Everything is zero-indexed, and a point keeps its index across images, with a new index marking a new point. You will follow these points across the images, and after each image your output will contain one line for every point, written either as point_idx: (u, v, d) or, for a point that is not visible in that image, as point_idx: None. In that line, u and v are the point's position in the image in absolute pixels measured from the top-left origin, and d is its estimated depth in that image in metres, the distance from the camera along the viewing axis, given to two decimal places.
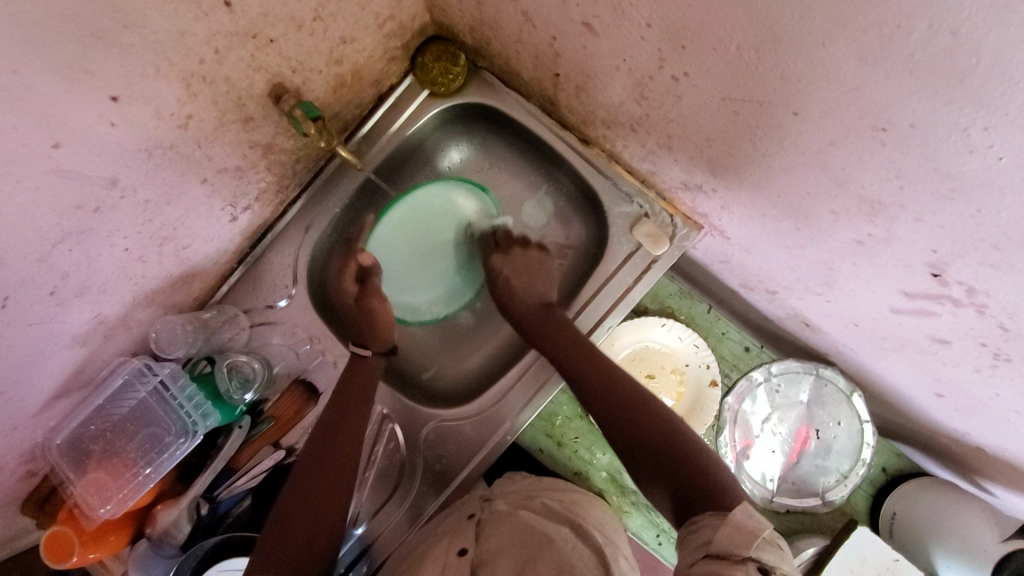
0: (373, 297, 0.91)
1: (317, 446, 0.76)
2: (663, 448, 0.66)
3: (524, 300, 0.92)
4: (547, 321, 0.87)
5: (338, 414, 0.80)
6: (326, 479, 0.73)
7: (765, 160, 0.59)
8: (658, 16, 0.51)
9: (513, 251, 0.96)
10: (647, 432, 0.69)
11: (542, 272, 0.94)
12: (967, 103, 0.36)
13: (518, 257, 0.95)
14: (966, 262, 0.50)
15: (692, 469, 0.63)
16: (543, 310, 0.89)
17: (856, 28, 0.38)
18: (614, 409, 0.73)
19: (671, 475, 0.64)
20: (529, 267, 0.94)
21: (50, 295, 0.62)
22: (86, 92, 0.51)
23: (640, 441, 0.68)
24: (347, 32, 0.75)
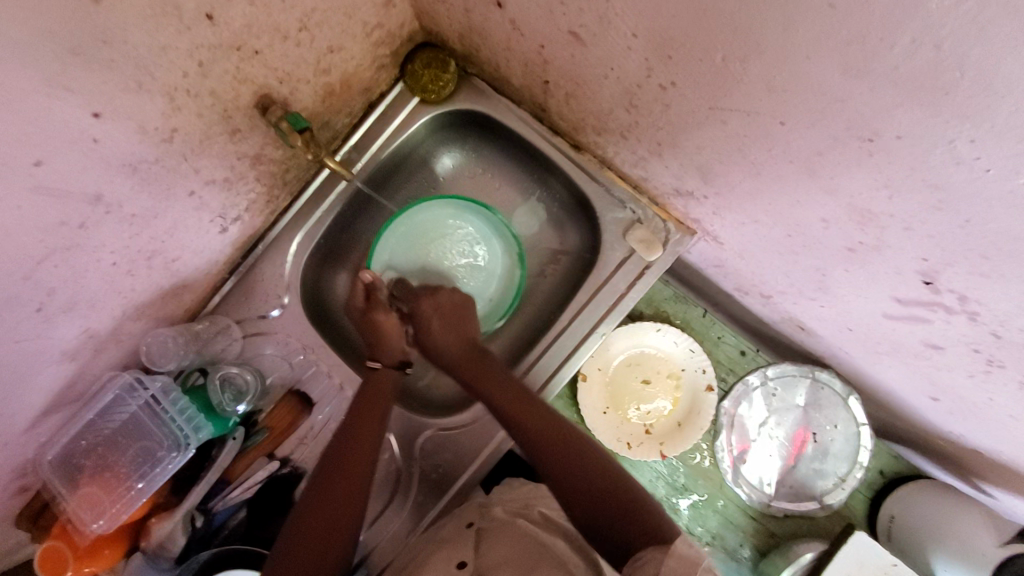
0: (379, 312, 0.87)
1: (330, 452, 0.77)
2: (604, 495, 0.67)
3: (454, 341, 0.87)
4: (479, 365, 0.85)
5: (355, 416, 0.80)
6: (341, 485, 0.73)
7: (755, 169, 0.58)
8: (643, 26, 0.51)
9: (441, 292, 0.90)
10: (592, 481, 0.69)
11: (469, 312, 0.89)
12: (953, 115, 0.36)
13: (444, 299, 0.89)
14: (958, 270, 0.50)
15: (628, 516, 0.64)
16: (474, 353, 0.86)
17: (840, 40, 0.37)
18: (547, 457, 0.73)
19: (601, 523, 0.65)
20: (455, 313, 0.88)
21: (37, 311, 0.62)
22: (67, 109, 0.51)
23: (578, 490, 0.69)
24: (335, 42, 0.74)
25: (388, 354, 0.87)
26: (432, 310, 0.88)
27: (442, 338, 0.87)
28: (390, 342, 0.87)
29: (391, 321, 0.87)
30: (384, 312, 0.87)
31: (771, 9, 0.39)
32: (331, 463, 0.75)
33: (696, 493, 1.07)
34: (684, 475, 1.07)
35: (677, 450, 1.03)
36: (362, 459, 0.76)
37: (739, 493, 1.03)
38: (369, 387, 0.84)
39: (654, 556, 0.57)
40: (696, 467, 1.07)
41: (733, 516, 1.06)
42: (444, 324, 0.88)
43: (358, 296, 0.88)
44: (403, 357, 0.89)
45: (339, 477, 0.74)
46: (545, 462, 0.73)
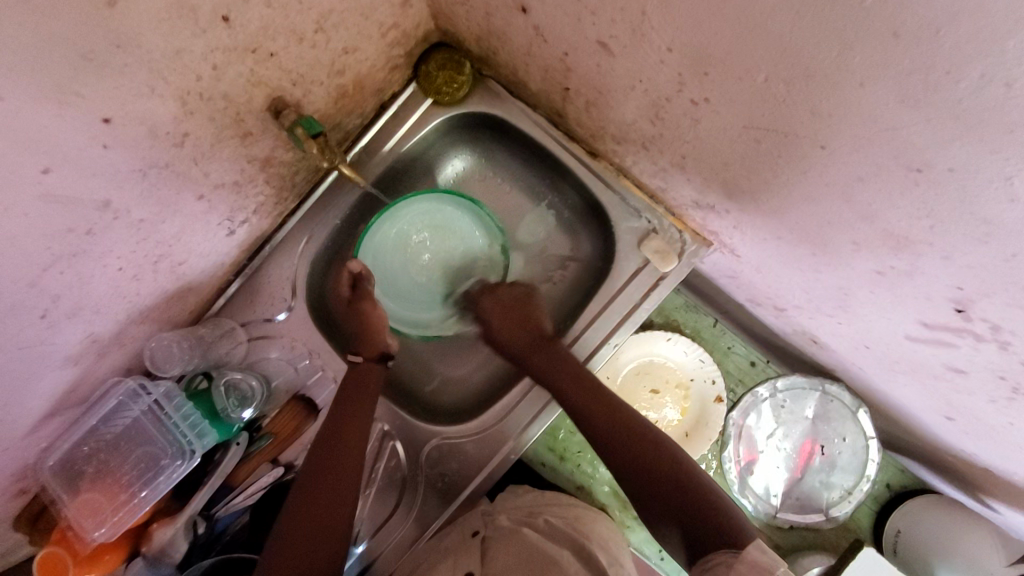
0: (366, 300, 0.85)
1: (310, 472, 0.74)
2: (681, 490, 0.68)
3: (522, 331, 0.88)
4: (547, 354, 0.85)
5: (336, 430, 0.77)
6: (323, 507, 0.71)
7: (785, 189, 0.57)
8: (681, 42, 0.49)
9: (501, 289, 0.91)
10: (656, 472, 0.71)
11: (534, 307, 0.90)
12: (1015, 154, 0.34)
13: (507, 294, 0.90)
14: (994, 302, 0.48)
15: (711, 508, 0.66)
16: (541, 342, 0.86)
17: (899, 71, 0.36)
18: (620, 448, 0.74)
19: (680, 517, 0.67)
20: (520, 310, 0.89)
21: (41, 318, 0.60)
22: (78, 115, 0.48)
23: (651, 487, 0.70)
24: (350, 43, 0.72)
25: (368, 347, 0.84)
26: (499, 305, 0.90)
27: (510, 332, 0.88)
28: (376, 336, 0.84)
29: (376, 312, 0.85)
30: (370, 303, 0.85)
31: (824, 35, 0.38)
32: (313, 482, 0.72)
33: None
34: None
35: (687, 459, 1.04)
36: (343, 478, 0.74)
37: (745, 504, 1.03)
38: (353, 396, 0.81)
39: (722, 557, 0.59)
40: None
41: None
42: (507, 317, 0.89)
43: (345, 286, 0.86)
44: (384, 351, 0.85)
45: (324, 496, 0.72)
46: (620, 456, 0.74)
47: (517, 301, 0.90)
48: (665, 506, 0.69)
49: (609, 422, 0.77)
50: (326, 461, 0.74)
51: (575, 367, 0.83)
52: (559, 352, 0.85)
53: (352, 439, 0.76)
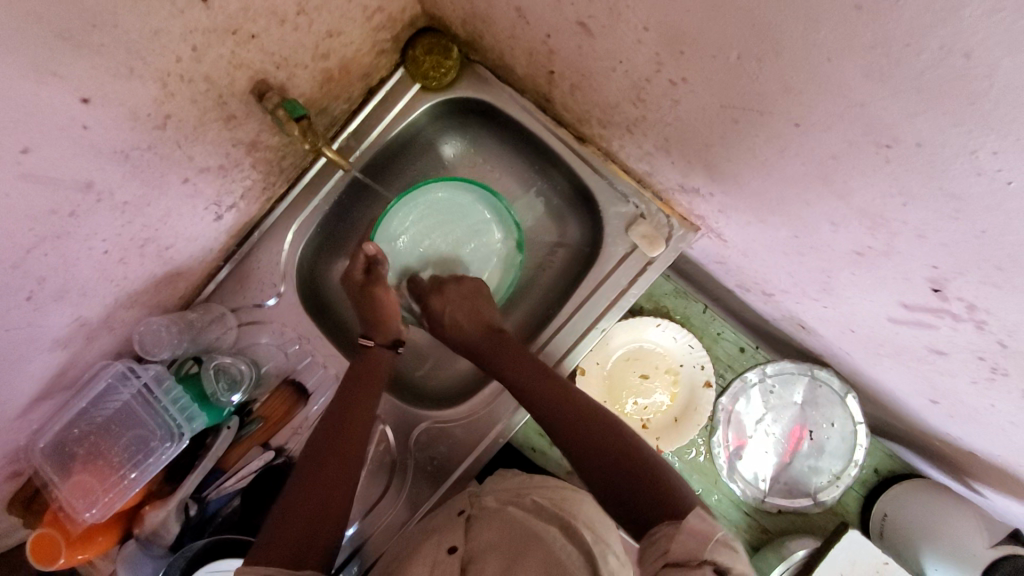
0: (379, 286, 0.88)
1: (320, 438, 0.75)
2: (622, 467, 0.67)
3: (470, 331, 0.88)
4: (498, 346, 0.85)
5: (337, 427, 0.76)
6: (322, 492, 0.68)
7: (764, 169, 0.57)
8: (656, 20, 0.49)
9: (463, 279, 0.92)
10: (601, 447, 0.69)
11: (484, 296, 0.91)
12: (977, 126, 0.35)
13: (455, 293, 0.91)
14: (968, 280, 0.49)
15: (646, 483, 0.64)
16: (490, 333, 0.87)
17: (863, 45, 0.36)
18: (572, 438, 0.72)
19: (618, 492, 0.65)
20: (471, 298, 0.90)
21: (27, 299, 0.60)
22: (56, 95, 0.49)
23: (592, 458, 0.70)
24: (335, 26, 0.72)
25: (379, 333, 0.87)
26: (454, 297, 0.91)
27: (455, 323, 0.89)
28: (389, 322, 0.88)
29: (391, 299, 0.89)
30: (384, 289, 0.88)
31: (792, 9, 0.38)
32: (313, 472, 0.70)
33: (690, 487, 1.07)
34: (680, 471, 1.07)
35: (673, 446, 1.03)
36: (345, 469, 0.72)
37: (734, 489, 1.03)
38: (349, 393, 0.80)
39: (666, 531, 0.57)
40: (692, 462, 1.07)
41: (728, 512, 1.06)
42: (456, 310, 0.90)
43: (359, 268, 0.89)
44: (395, 338, 0.88)
45: (325, 482, 0.69)
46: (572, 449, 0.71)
47: (469, 294, 0.91)
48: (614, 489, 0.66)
49: (564, 406, 0.75)
50: (328, 454, 0.72)
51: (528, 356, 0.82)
52: (510, 346, 0.85)
53: (352, 438, 0.75)
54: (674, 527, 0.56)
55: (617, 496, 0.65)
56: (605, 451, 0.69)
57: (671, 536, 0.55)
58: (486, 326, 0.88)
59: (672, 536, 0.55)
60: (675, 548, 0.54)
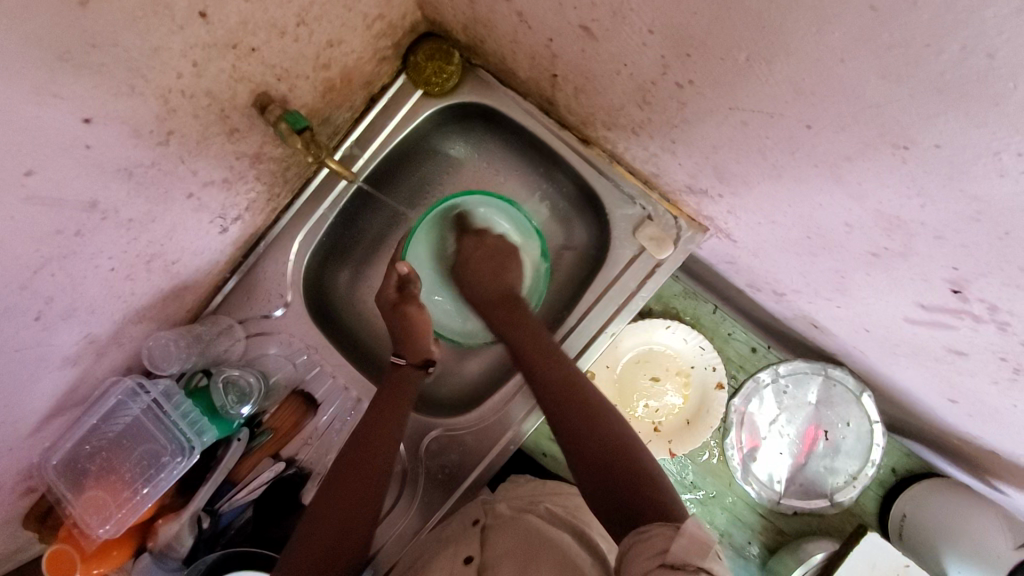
0: (412, 304, 0.87)
1: (344, 459, 0.74)
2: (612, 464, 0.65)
3: (492, 287, 0.87)
4: (511, 312, 0.85)
5: (360, 454, 0.74)
6: (339, 519, 0.69)
7: (774, 171, 0.56)
8: (661, 23, 0.48)
9: (488, 238, 0.91)
10: (601, 442, 0.67)
11: (510, 263, 0.89)
12: (1000, 127, 0.33)
13: (491, 242, 0.90)
14: (989, 281, 0.47)
15: (634, 488, 0.62)
16: (506, 300, 0.86)
17: (878, 46, 0.35)
18: (572, 424, 0.70)
19: (608, 487, 0.63)
20: (498, 263, 0.89)
21: (36, 320, 0.60)
22: (58, 116, 0.48)
23: (583, 443, 0.68)
24: (335, 35, 0.71)
25: (411, 352, 0.86)
26: (478, 253, 0.90)
27: (479, 282, 0.88)
28: (418, 341, 0.86)
29: (422, 316, 0.87)
30: (416, 306, 0.87)
31: (803, 10, 0.37)
32: (333, 501, 0.70)
33: (704, 490, 1.06)
34: (693, 473, 1.06)
35: (685, 449, 1.03)
36: (365, 500, 0.71)
37: (748, 491, 1.02)
38: (377, 417, 0.78)
39: (660, 531, 0.54)
40: (705, 464, 1.06)
41: (743, 514, 1.05)
42: (480, 269, 0.89)
43: (391, 286, 0.88)
44: (427, 356, 0.87)
45: (344, 509, 0.70)
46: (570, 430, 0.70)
47: (496, 258, 0.89)
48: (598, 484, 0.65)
49: (568, 387, 0.74)
50: (345, 478, 0.72)
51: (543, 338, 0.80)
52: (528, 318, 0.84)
53: (374, 467, 0.74)
54: (671, 528, 0.54)
55: (612, 496, 0.62)
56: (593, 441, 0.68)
57: (671, 537, 0.52)
58: (506, 292, 0.87)
59: (670, 537, 0.52)
60: (674, 548, 0.51)
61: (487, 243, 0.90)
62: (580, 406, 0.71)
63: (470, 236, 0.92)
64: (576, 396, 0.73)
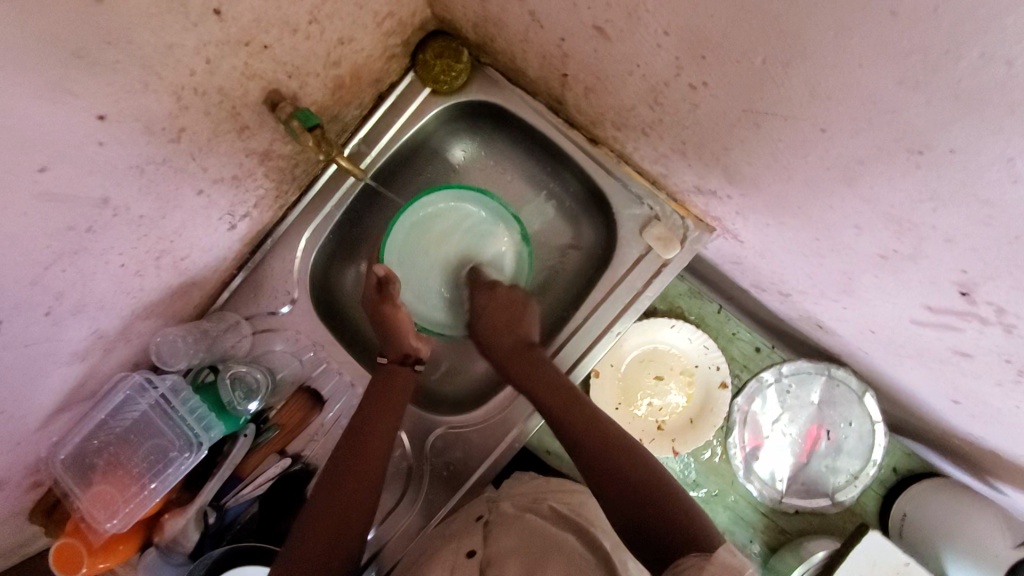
0: (390, 304, 0.85)
1: (341, 453, 0.75)
2: (644, 498, 0.67)
3: (508, 336, 0.87)
4: (524, 359, 0.84)
5: (356, 454, 0.74)
6: (340, 514, 0.69)
7: (786, 173, 0.56)
8: (677, 25, 0.48)
9: (499, 288, 0.90)
10: (632, 482, 0.69)
11: (523, 311, 0.89)
12: (1016, 135, 0.34)
13: (502, 294, 0.89)
14: (999, 285, 0.48)
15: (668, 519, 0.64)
16: (522, 346, 0.86)
17: (897, 52, 0.35)
18: (607, 477, 0.70)
19: (636, 519, 0.65)
20: (510, 311, 0.89)
21: (46, 315, 0.60)
22: (72, 113, 0.48)
23: (611, 483, 0.70)
24: (346, 33, 0.71)
25: (393, 348, 0.85)
26: (491, 305, 0.89)
27: (491, 339, 0.88)
28: (401, 339, 0.84)
29: (402, 314, 0.85)
30: (394, 305, 0.85)
31: (821, 14, 0.37)
32: (330, 499, 0.70)
33: (706, 488, 1.06)
34: (695, 471, 1.07)
35: (688, 447, 1.03)
36: (359, 500, 0.71)
37: (750, 489, 1.03)
38: (376, 414, 0.78)
39: (693, 561, 0.56)
40: (707, 463, 1.07)
41: (744, 513, 1.06)
42: (496, 316, 0.89)
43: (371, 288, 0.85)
44: (412, 352, 0.85)
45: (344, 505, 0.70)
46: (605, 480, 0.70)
47: (503, 307, 0.89)
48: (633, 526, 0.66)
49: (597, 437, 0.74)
50: (347, 472, 0.73)
51: (559, 384, 0.81)
52: (541, 363, 0.84)
53: (369, 466, 0.74)
54: (703, 558, 0.55)
55: (639, 531, 0.64)
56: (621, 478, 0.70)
57: (701, 566, 0.54)
58: (523, 341, 0.87)
59: (701, 568, 0.54)
60: (702, 574, 0.53)
61: (498, 296, 0.90)
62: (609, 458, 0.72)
63: (481, 287, 0.92)
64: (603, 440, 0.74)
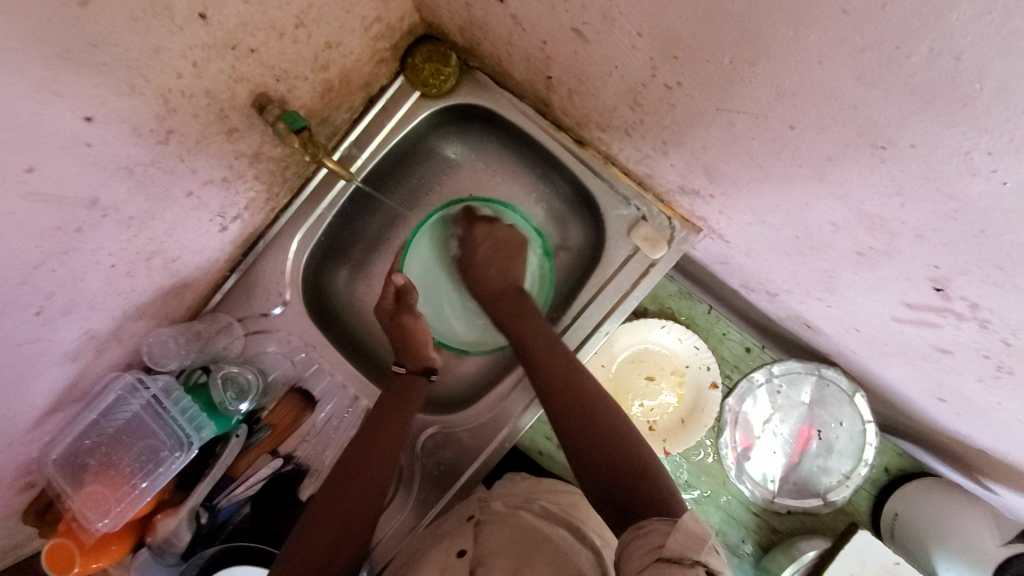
0: (407, 313, 0.87)
1: (349, 459, 0.75)
2: (620, 473, 0.66)
3: (498, 280, 0.91)
4: (516, 306, 0.88)
5: (364, 455, 0.75)
6: (339, 519, 0.69)
7: (762, 171, 0.57)
8: (648, 26, 0.49)
9: (497, 225, 0.92)
10: (610, 454, 0.68)
11: (518, 254, 0.92)
12: (970, 128, 0.35)
13: (500, 233, 0.92)
14: (970, 279, 0.48)
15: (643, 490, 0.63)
16: (510, 293, 0.89)
17: (853, 48, 0.36)
18: (581, 438, 0.71)
19: (617, 488, 0.64)
20: (501, 255, 0.92)
21: (36, 315, 0.61)
22: (58, 115, 0.50)
23: (590, 447, 0.70)
24: (333, 37, 0.73)
25: (411, 359, 0.86)
26: (487, 239, 0.92)
27: (488, 274, 0.91)
28: (419, 347, 0.86)
29: (420, 325, 0.87)
30: (412, 316, 0.87)
31: (781, 14, 0.38)
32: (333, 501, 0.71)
33: (698, 489, 1.06)
34: (687, 472, 1.07)
35: (679, 448, 1.03)
36: (365, 500, 0.72)
37: (742, 489, 1.03)
38: (383, 413, 0.80)
39: (659, 526, 0.56)
40: (699, 464, 1.07)
41: (736, 512, 1.06)
42: (491, 260, 0.92)
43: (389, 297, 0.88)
44: (428, 365, 0.87)
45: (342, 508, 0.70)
46: (580, 448, 0.70)
47: (497, 246, 0.92)
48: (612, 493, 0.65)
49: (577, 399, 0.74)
50: (352, 478, 0.73)
51: (545, 332, 0.83)
52: (534, 313, 0.86)
53: (377, 468, 0.75)
54: (670, 525, 0.55)
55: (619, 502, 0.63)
56: (591, 427, 0.72)
57: (666, 532, 0.54)
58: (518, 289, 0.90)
59: (665, 533, 0.54)
60: (670, 543, 0.53)
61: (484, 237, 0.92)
62: (585, 418, 0.72)
63: (477, 222, 0.93)
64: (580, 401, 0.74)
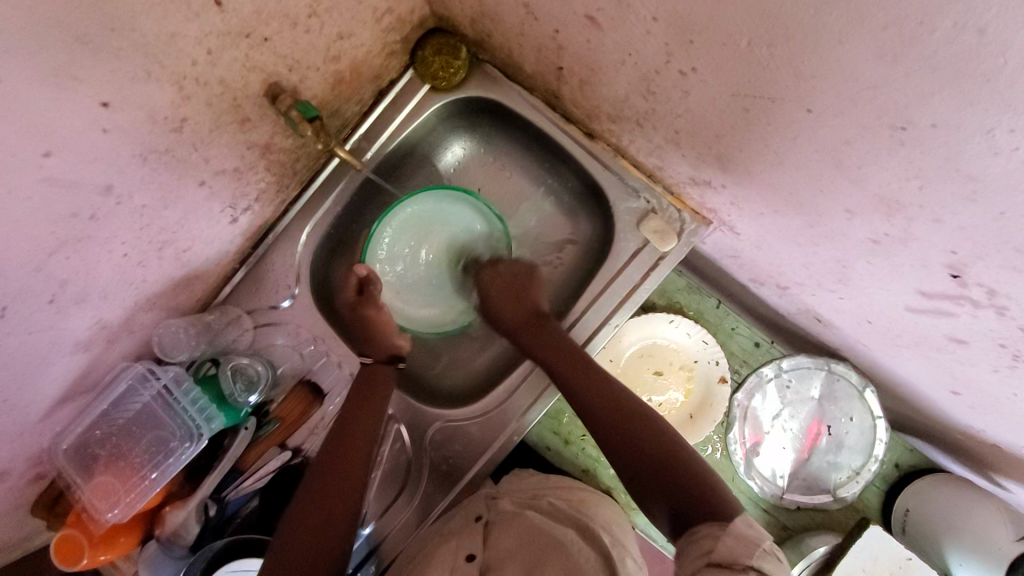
0: (370, 305, 0.88)
1: (323, 455, 0.74)
2: (666, 470, 0.66)
3: (515, 306, 0.89)
4: (534, 331, 0.86)
5: (335, 458, 0.73)
6: (323, 512, 0.68)
7: (777, 158, 0.57)
8: (665, 10, 0.49)
9: (504, 264, 0.93)
10: (648, 458, 0.68)
11: (531, 282, 0.91)
12: (993, 104, 0.35)
13: (506, 270, 0.92)
14: (987, 264, 0.48)
15: (686, 484, 0.64)
16: (531, 317, 0.87)
17: (874, 25, 0.36)
18: (623, 445, 0.70)
19: (664, 490, 0.65)
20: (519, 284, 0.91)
21: (50, 303, 0.62)
22: (76, 99, 0.50)
23: (628, 453, 0.69)
24: (345, 28, 0.73)
25: (377, 349, 0.87)
26: (497, 280, 0.92)
27: (505, 308, 0.89)
28: (383, 337, 0.87)
29: (382, 315, 0.88)
30: (374, 307, 0.88)
31: None
32: (313, 497, 0.69)
33: None
34: None
35: (688, 443, 1.03)
36: (338, 506, 0.69)
37: (752, 486, 1.02)
38: (353, 417, 0.78)
39: (710, 531, 0.56)
40: (708, 459, 1.06)
41: (745, 509, 1.05)
42: (504, 295, 0.90)
43: (351, 289, 0.88)
44: (394, 351, 0.88)
45: (326, 501, 0.69)
46: (623, 448, 0.70)
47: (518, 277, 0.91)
48: (659, 492, 0.65)
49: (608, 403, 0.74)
50: (331, 471, 0.72)
51: (570, 347, 0.82)
52: (554, 330, 0.85)
53: (352, 471, 0.73)
54: (718, 527, 0.56)
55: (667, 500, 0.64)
56: (629, 434, 0.71)
57: (716, 537, 0.55)
58: (530, 310, 0.88)
59: (716, 536, 0.55)
60: (720, 548, 0.53)
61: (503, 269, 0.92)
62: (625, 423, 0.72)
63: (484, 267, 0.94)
64: (617, 411, 0.73)
